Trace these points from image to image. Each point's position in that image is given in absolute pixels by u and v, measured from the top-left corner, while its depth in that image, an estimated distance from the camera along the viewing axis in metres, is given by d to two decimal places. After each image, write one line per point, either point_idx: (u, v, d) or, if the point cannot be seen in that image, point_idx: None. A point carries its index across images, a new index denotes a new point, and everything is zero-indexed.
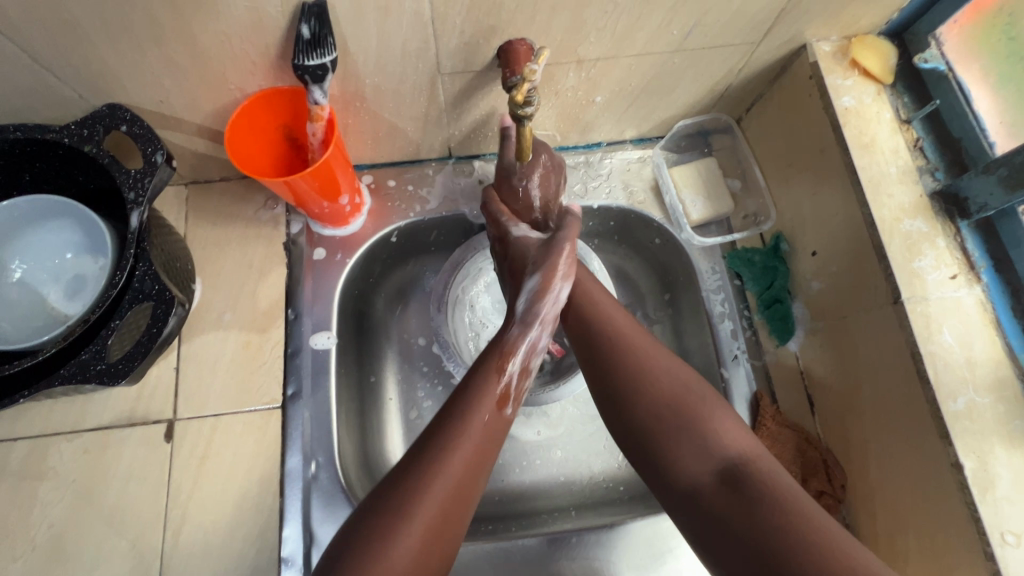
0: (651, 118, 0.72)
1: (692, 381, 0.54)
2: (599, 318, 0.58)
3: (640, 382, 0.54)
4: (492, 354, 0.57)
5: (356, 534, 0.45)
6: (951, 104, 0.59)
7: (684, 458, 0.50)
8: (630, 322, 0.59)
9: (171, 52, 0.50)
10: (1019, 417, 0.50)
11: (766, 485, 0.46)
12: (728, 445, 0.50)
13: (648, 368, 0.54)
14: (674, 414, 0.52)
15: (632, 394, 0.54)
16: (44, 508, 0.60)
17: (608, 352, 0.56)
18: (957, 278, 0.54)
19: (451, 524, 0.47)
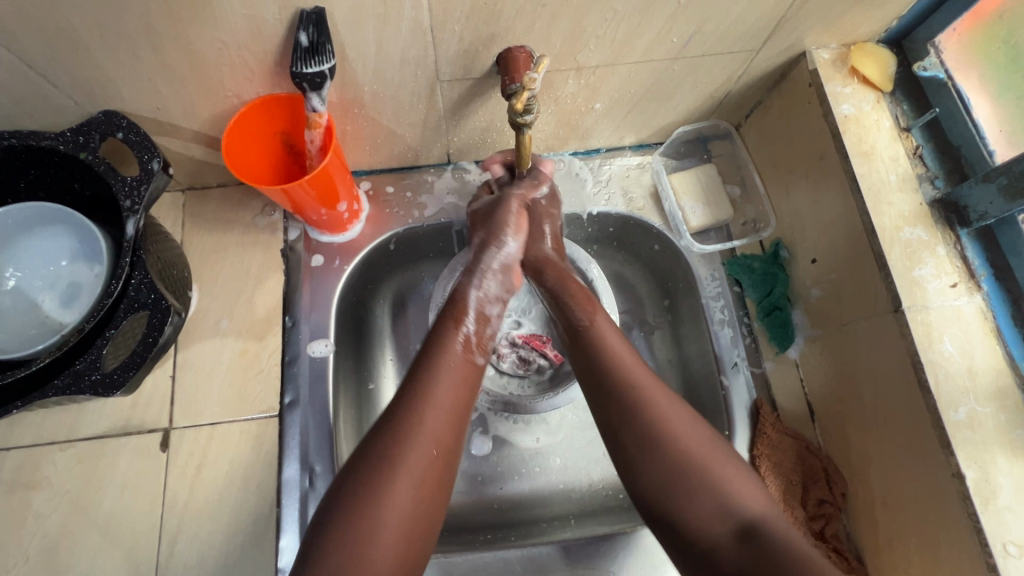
0: (650, 124, 0.72)
1: (701, 432, 0.52)
2: (609, 365, 0.56)
3: (658, 439, 0.51)
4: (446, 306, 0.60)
5: (335, 513, 0.46)
6: (950, 111, 0.59)
7: (703, 514, 0.48)
8: (637, 363, 0.56)
9: (168, 59, 0.50)
10: (1020, 427, 0.50)
11: (780, 540, 0.46)
12: (744, 501, 0.49)
13: (661, 422, 0.52)
14: (685, 470, 0.50)
15: (643, 445, 0.51)
16: (37, 518, 0.59)
17: (619, 403, 0.53)
18: (957, 286, 0.54)
19: (426, 510, 0.47)
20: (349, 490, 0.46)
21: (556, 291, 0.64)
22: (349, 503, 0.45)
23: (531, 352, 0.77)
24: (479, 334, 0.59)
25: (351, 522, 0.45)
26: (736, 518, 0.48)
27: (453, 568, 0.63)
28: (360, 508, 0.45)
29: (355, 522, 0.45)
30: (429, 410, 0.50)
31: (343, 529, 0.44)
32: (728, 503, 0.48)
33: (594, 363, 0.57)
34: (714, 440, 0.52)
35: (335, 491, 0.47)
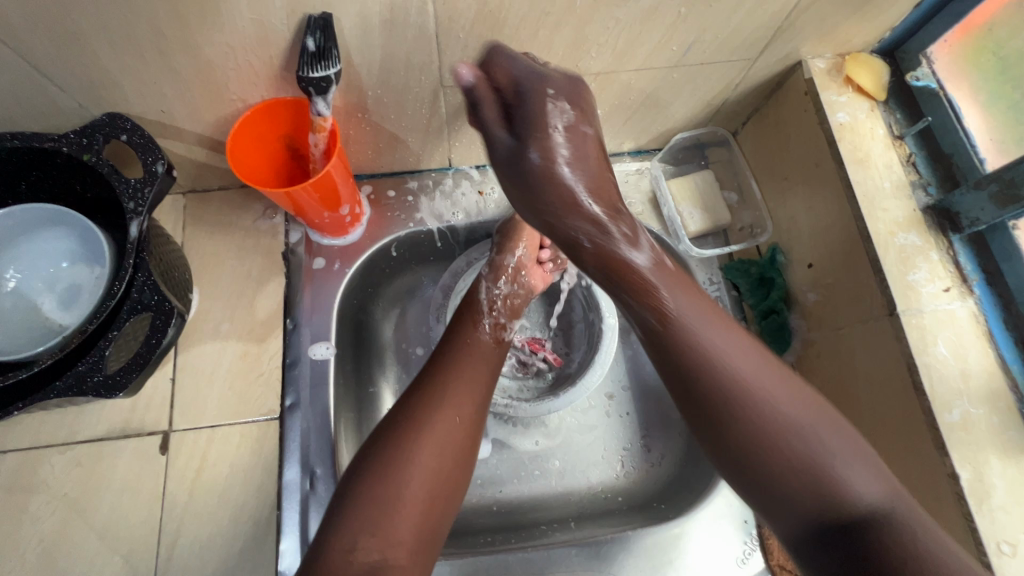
0: (649, 131, 0.73)
1: (812, 411, 0.46)
2: (699, 346, 0.48)
3: (773, 430, 0.45)
4: (463, 310, 0.65)
5: (358, 486, 0.49)
6: (943, 120, 0.60)
7: (809, 505, 0.44)
8: (733, 336, 0.49)
9: (175, 62, 0.50)
10: (1012, 428, 0.51)
11: (897, 535, 0.41)
12: (856, 493, 0.43)
13: (772, 405, 0.46)
14: (795, 457, 0.45)
15: (750, 432, 0.46)
16: (34, 522, 0.59)
17: (715, 388, 0.47)
18: (950, 290, 0.55)
19: (447, 484, 0.52)
20: (375, 463, 0.50)
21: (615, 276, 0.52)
22: (373, 472, 0.50)
23: (530, 355, 0.78)
24: (493, 318, 0.66)
25: (375, 492, 0.49)
26: (849, 515, 0.43)
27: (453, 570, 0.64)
28: (383, 480, 0.49)
29: (381, 488, 0.49)
30: (456, 392, 0.55)
31: (370, 495, 0.48)
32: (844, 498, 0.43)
33: (678, 348, 0.48)
34: (810, 408, 0.46)
35: (356, 466, 0.51)
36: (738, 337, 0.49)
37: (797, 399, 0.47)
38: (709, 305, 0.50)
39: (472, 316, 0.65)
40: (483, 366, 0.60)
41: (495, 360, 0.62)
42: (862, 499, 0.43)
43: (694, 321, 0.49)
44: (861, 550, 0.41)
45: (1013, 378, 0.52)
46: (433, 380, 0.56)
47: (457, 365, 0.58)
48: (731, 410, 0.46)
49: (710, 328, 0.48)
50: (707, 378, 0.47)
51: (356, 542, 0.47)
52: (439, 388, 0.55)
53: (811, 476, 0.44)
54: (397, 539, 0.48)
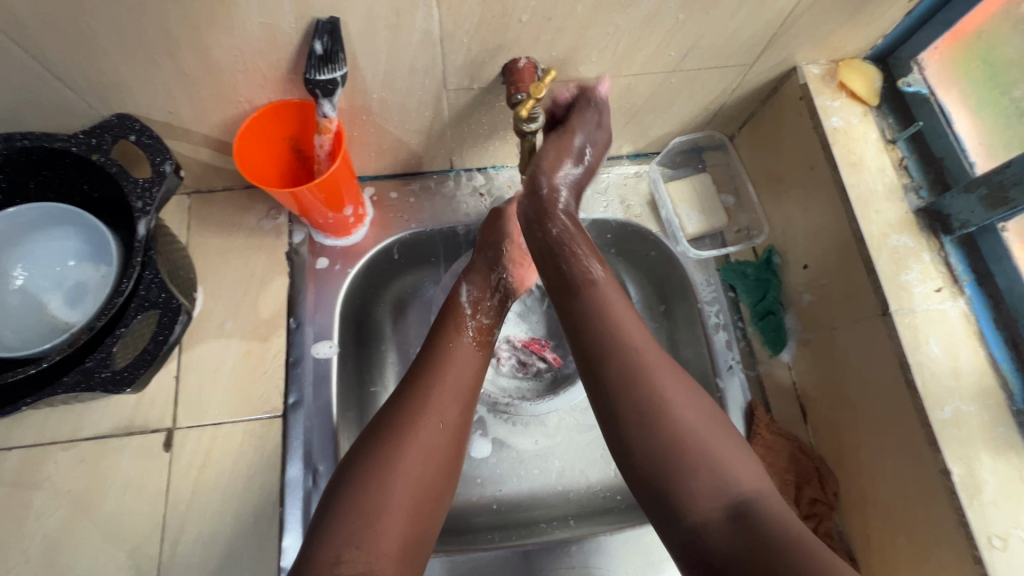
0: (647, 134, 0.74)
1: (700, 414, 0.50)
2: (607, 328, 0.53)
3: (663, 422, 0.49)
4: (444, 316, 0.64)
5: (347, 493, 0.50)
6: (934, 125, 0.61)
7: (698, 492, 0.46)
8: (651, 345, 0.53)
9: (186, 65, 0.52)
10: (1002, 425, 0.52)
11: (776, 525, 0.44)
12: (739, 481, 0.47)
13: (665, 404, 0.50)
14: (681, 447, 0.48)
15: (643, 427, 0.49)
16: (38, 518, 0.59)
17: (621, 378, 0.51)
18: (941, 291, 0.56)
19: (431, 492, 0.52)
20: (363, 466, 0.51)
21: (557, 243, 0.58)
22: (361, 479, 0.50)
23: (529, 355, 0.80)
24: (476, 321, 0.65)
25: (362, 499, 0.49)
26: (731, 500, 0.46)
27: (453, 566, 0.64)
28: (370, 486, 0.49)
29: (367, 496, 0.49)
30: (437, 398, 0.56)
31: (356, 503, 0.49)
32: (726, 483, 0.46)
33: (590, 322, 0.54)
34: (706, 411, 0.51)
35: (343, 473, 0.51)
36: (660, 356, 0.53)
37: (694, 405, 0.51)
38: (622, 297, 0.56)
39: (454, 320, 0.64)
40: (466, 371, 0.60)
41: (480, 365, 0.62)
42: (741, 487, 0.46)
43: (614, 309, 0.55)
44: (741, 541, 0.44)
45: (1003, 376, 0.54)
46: (416, 386, 0.57)
47: (443, 369, 0.58)
48: (632, 399, 0.50)
49: (626, 317, 0.54)
50: (616, 366, 0.51)
51: (341, 553, 0.46)
52: (422, 394, 0.56)
53: (696, 463, 0.47)
54: (383, 548, 0.47)
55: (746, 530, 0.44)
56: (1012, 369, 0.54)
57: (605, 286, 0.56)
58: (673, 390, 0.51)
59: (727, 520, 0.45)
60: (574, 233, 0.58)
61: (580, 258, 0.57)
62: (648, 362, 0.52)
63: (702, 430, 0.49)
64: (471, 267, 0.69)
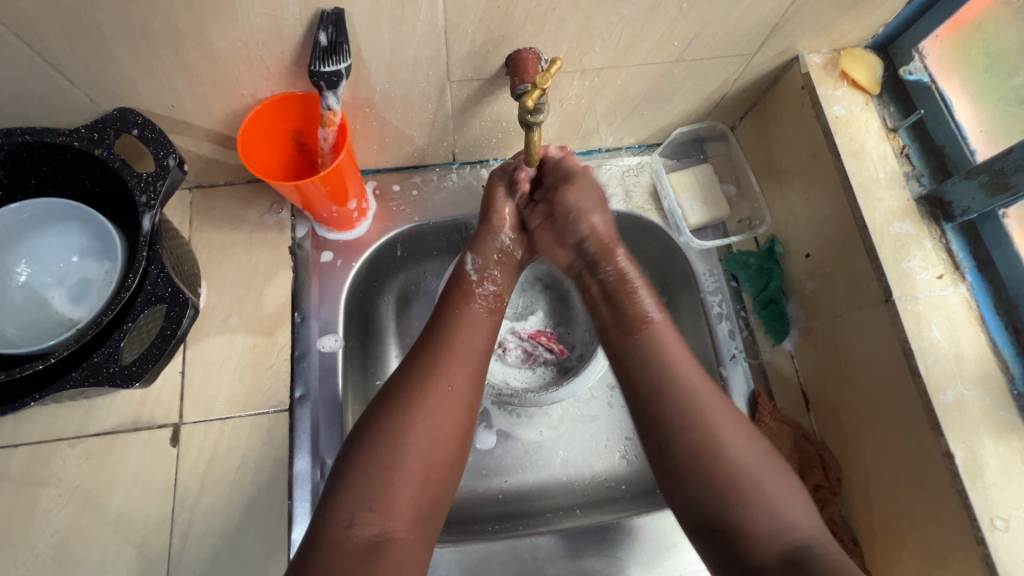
0: (649, 126, 0.74)
1: (759, 462, 0.53)
2: (668, 382, 0.56)
3: (737, 482, 0.51)
4: (451, 290, 0.63)
5: (357, 459, 0.50)
6: (935, 113, 0.62)
7: (757, 537, 0.49)
8: (720, 405, 0.55)
9: (188, 57, 0.51)
10: (1003, 409, 0.53)
11: (834, 570, 0.46)
12: (798, 527, 0.49)
13: (724, 449, 0.53)
14: (738, 489, 0.51)
15: (705, 473, 0.52)
16: (46, 515, 0.59)
17: (697, 454, 0.53)
18: (943, 277, 0.57)
19: (445, 456, 0.53)
20: (372, 430, 0.52)
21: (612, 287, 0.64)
22: (368, 446, 0.51)
23: (535, 346, 0.80)
24: (483, 291, 0.64)
25: (372, 463, 0.50)
26: (786, 541, 0.48)
27: (461, 557, 0.65)
28: (378, 450, 0.50)
29: (379, 461, 0.50)
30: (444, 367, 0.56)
31: (369, 466, 0.50)
32: (783, 525, 0.49)
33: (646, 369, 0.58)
34: (754, 446, 0.54)
35: (356, 441, 0.52)
36: (727, 414, 0.55)
37: (752, 451, 0.53)
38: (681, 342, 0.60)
39: (462, 289, 0.63)
40: (476, 337, 0.60)
41: (489, 330, 0.62)
42: (800, 528, 0.49)
43: (678, 367, 0.57)
44: None
45: (1003, 360, 0.54)
46: (426, 355, 0.57)
47: (451, 334, 0.59)
48: (703, 472, 0.52)
49: (690, 370, 0.57)
50: (686, 433, 0.54)
51: (356, 515, 0.47)
52: (431, 363, 0.56)
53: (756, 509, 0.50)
54: (399, 510, 0.49)
55: (802, 570, 0.46)
56: (1013, 353, 0.55)
57: (658, 328, 0.60)
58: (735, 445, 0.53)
59: (784, 565, 0.47)
60: (628, 272, 0.63)
61: (637, 304, 0.62)
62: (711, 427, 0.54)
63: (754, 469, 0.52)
64: (478, 237, 0.67)
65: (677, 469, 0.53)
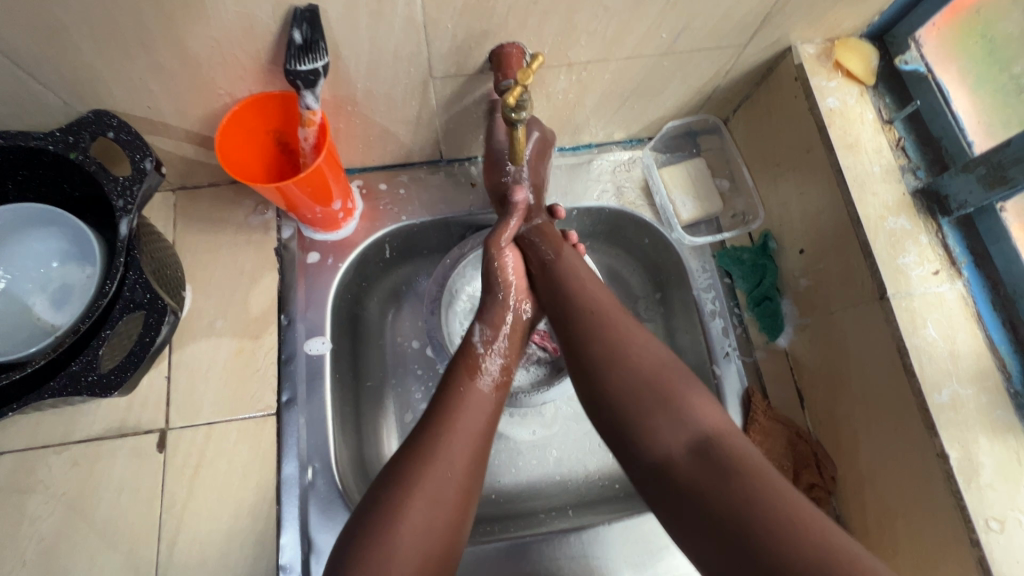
0: (640, 119, 0.73)
1: (661, 362, 0.53)
2: (571, 295, 0.60)
3: (642, 380, 0.52)
4: (456, 358, 0.59)
5: (349, 555, 0.46)
6: (932, 105, 0.60)
7: (659, 427, 0.50)
8: (625, 318, 0.58)
9: (161, 57, 0.50)
10: (1000, 408, 0.52)
11: (732, 452, 0.47)
12: (701, 418, 0.50)
13: (629, 355, 0.54)
14: (645, 387, 0.51)
15: (612, 377, 0.53)
16: (33, 523, 0.59)
17: (606, 360, 0.54)
18: (939, 273, 0.56)
19: (444, 547, 0.48)
20: (366, 521, 0.47)
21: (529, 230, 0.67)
22: (361, 543, 0.46)
23: (529, 344, 0.79)
24: (488, 361, 0.59)
25: (366, 559, 0.45)
26: (692, 435, 0.49)
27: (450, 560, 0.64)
28: (370, 546, 0.45)
29: (370, 560, 0.45)
30: (441, 450, 0.51)
31: (360, 571, 0.44)
32: (687, 420, 0.50)
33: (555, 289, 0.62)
34: (658, 353, 0.54)
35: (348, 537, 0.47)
36: (631, 323, 0.57)
37: (657, 358, 0.54)
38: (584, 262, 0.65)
39: (467, 360, 0.59)
40: (478, 418, 0.55)
41: (494, 407, 0.57)
42: (702, 422, 0.50)
43: (589, 285, 0.61)
44: (700, 477, 0.46)
45: (1001, 358, 0.53)
46: (424, 436, 0.52)
47: (452, 413, 0.54)
48: (611, 379, 0.53)
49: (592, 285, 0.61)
50: (593, 343, 0.55)
51: None
52: (429, 442, 0.51)
53: (659, 404, 0.51)
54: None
55: (708, 459, 0.47)
56: (1010, 351, 0.53)
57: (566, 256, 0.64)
58: (640, 350, 0.54)
59: (691, 454, 0.48)
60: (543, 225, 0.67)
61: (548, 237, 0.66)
62: (611, 330, 0.56)
63: (660, 370, 0.52)
64: (486, 305, 0.63)
65: (593, 377, 0.54)
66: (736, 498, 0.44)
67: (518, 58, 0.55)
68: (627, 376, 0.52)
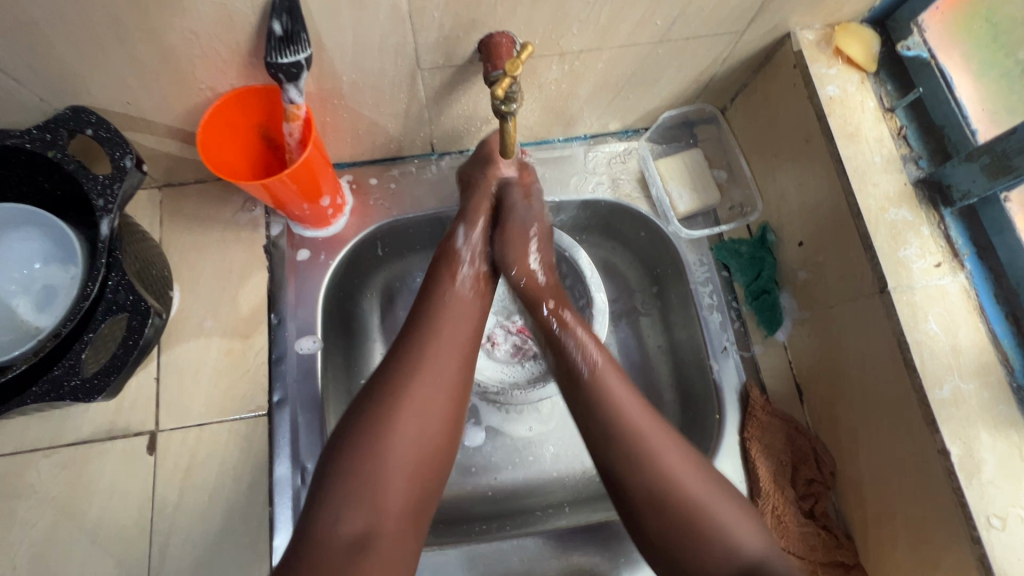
0: (635, 110, 0.71)
1: (707, 490, 0.50)
2: (608, 420, 0.52)
3: (693, 520, 0.49)
4: (439, 261, 0.62)
5: (338, 457, 0.49)
6: (934, 91, 0.58)
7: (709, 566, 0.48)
8: (663, 434, 0.52)
9: (137, 50, 0.48)
10: (1002, 403, 0.51)
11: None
12: (748, 548, 0.48)
13: (671, 481, 0.50)
14: (691, 518, 0.49)
15: (652, 506, 0.50)
16: (23, 527, 0.58)
17: (648, 490, 0.50)
18: (941, 266, 0.54)
19: (435, 449, 0.51)
20: (357, 422, 0.50)
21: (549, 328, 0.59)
22: (351, 446, 0.49)
23: (525, 340, 0.78)
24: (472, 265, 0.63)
25: (358, 457, 0.48)
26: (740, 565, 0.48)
27: (445, 559, 0.63)
28: (362, 446, 0.49)
29: (362, 460, 0.48)
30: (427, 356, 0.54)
31: (352, 470, 0.48)
32: (736, 551, 0.48)
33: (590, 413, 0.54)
34: (702, 473, 0.52)
35: (331, 449, 0.50)
36: (671, 441, 0.52)
37: (702, 481, 0.51)
38: (626, 383, 0.55)
39: (449, 264, 0.62)
40: (464, 324, 0.58)
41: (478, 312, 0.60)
42: (750, 548, 0.49)
43: (628, 411, 0.53)
44: None
45: (1003, 352, 0.52)
46: (410, 343, 0.55)
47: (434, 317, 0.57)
48: (654, 512, 0.50)
49: (632, 405, 0.53)
50: (625, 450, 0.51)
51: (339, 515, 0.46)
52: (418, 343, 0.55)
53: (710, 542, 0.48)
54: (390, 511, 0.48)
55: None
56: (1013, 344, 0.52)
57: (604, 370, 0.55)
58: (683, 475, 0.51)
59: None
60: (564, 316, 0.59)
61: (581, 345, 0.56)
62: (648, 450, 0.51)
63: (707, 501, 0.50)
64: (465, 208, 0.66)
65: (632, 508, 0.51)
66: None
67: (508, 50, 0.52)
68: (670, 507, 0.49)
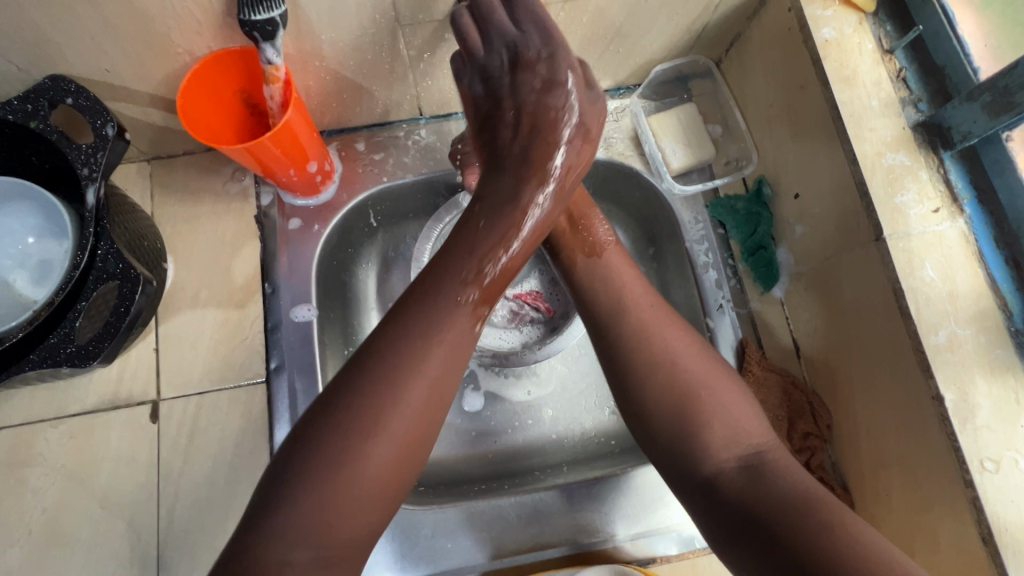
0: (626, 64, 0.69)
1: (712, 371, 0.52)
2: (617, 294, 0.56)
3: (700, 401, 0.51)
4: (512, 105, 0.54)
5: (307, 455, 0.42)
6: (935, 28, 0.56)
7: (712, 445, 0.49)
8: (674, 325, 0.54)
9: (109, 13, 0.47)
10: (1000, 347, 0.50)
11: (784, 475, 0.47)
12: (749, 432, 0.50)
13: (678, 363, 0.52)
14: (693, 402, 0.51)
15: (659, 383, 0.51)
16: (35, 494, 0.60)
17: (659, 374, 0.52)
18: (939, 211, 0.53)
19: (416, 436, 0.44)
20: (336, 412, 0.42)
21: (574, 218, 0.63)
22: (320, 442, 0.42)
23: (522, 305, 0.78)
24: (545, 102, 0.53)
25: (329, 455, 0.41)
26: (741, 450, 0.49)
27: (444, 518, 0.65)
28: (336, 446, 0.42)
29: (333, 460, 0.41)
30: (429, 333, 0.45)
31: (319, 474, 0.41)
32: (739, 435, 0.49)
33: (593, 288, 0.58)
34: (704, 358, 0.53)
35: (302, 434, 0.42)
36: (681, 335, 0.54)
37: (702, 363, 0.53)
38: (629, 265, 0.60)
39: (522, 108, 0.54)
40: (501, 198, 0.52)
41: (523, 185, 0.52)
42: (753, 437, 0.50)
43: (633, 306, 0.55)
44: (755, 504, 0.46)
45: (1002, 296, 0.51)
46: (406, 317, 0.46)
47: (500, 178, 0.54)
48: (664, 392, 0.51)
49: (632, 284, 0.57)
50: (641, 353, 0.53)
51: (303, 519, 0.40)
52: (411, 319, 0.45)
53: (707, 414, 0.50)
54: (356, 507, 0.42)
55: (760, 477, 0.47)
56: (1012, 289, 0.51)
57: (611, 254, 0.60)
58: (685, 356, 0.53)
59: (739, 467, 0.48)
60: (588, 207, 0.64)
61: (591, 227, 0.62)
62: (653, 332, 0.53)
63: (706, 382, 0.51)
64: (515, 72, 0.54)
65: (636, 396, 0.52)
66: (779, 518, 0.44)
67: None
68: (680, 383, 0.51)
